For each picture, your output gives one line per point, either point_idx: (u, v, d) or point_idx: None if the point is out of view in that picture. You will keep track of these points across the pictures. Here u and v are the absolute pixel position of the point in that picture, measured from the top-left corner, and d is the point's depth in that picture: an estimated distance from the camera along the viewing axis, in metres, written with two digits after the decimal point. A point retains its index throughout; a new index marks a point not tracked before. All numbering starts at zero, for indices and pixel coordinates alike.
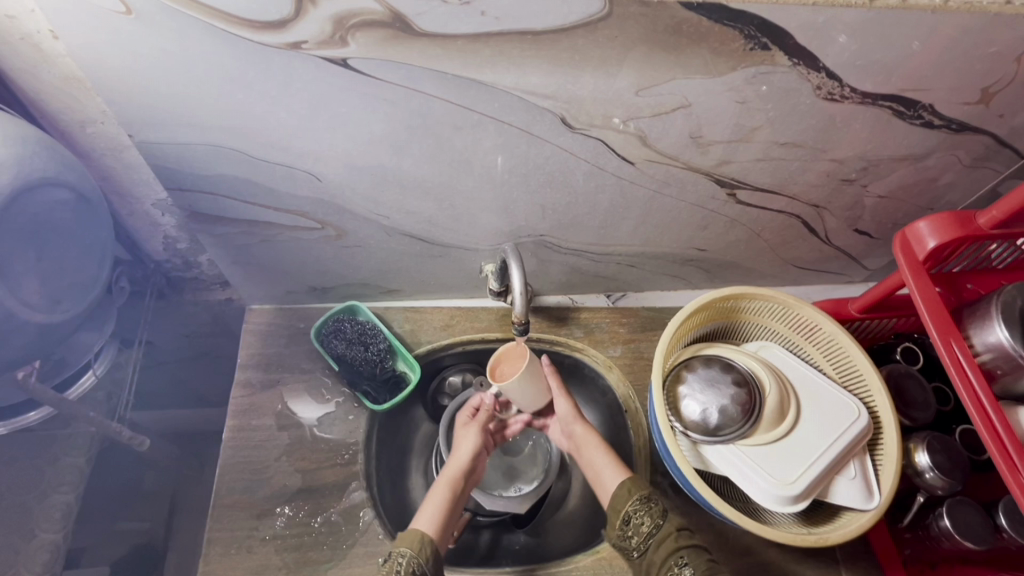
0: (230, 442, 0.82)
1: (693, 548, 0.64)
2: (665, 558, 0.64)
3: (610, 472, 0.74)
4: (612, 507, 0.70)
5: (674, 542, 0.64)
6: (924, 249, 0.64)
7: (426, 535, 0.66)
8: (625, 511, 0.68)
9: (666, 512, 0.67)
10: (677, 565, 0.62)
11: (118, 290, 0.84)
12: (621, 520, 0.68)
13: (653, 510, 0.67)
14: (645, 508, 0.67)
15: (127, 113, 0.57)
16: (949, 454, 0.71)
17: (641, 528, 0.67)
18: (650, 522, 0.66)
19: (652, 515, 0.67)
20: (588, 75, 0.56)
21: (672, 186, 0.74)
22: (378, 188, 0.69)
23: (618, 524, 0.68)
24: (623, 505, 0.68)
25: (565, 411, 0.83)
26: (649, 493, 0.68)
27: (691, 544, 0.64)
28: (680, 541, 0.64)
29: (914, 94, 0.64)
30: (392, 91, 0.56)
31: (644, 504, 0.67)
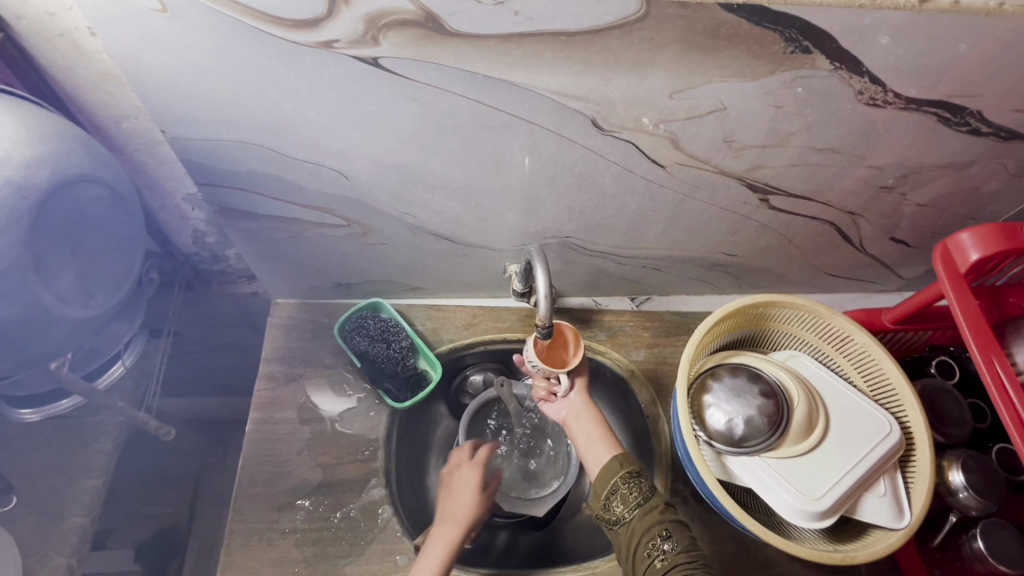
0: (253, 434, 0.83)
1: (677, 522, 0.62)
2: (648, 528, 0.61)
3: (602, 446, 0.71)
4: (599, 477, 0.66)
5: (660, 514, 0.62)
6: (967, 261, 0.62)
7: None
8: (613, 482, 0.65)
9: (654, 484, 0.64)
10: (661, 536, 0.61)
11: (148, 282, 0.84)
12: (608, 490, 0.65)
13: (642, 484, 0.64)
14: (634, 479, 0.64)
15: (160, 110, 0.57)
16: (984, 474, 0.69)
17: (628, 498, 0.64)
18: (637, 494, 0.64)
19: (640, 488, 0.64)
20: (621, 77, 0.55)
21: (703, 191, 0.73)
22: (406, 187, 0.69)
23: (603, 495, 0.65)
24: (612, 476, 0.65)
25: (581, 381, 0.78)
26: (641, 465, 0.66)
27: (675, 517, 0.62)
28: (665, 514, 0.62)
29: (961, 101, 0.62)
30: (421, 91, 0.55)
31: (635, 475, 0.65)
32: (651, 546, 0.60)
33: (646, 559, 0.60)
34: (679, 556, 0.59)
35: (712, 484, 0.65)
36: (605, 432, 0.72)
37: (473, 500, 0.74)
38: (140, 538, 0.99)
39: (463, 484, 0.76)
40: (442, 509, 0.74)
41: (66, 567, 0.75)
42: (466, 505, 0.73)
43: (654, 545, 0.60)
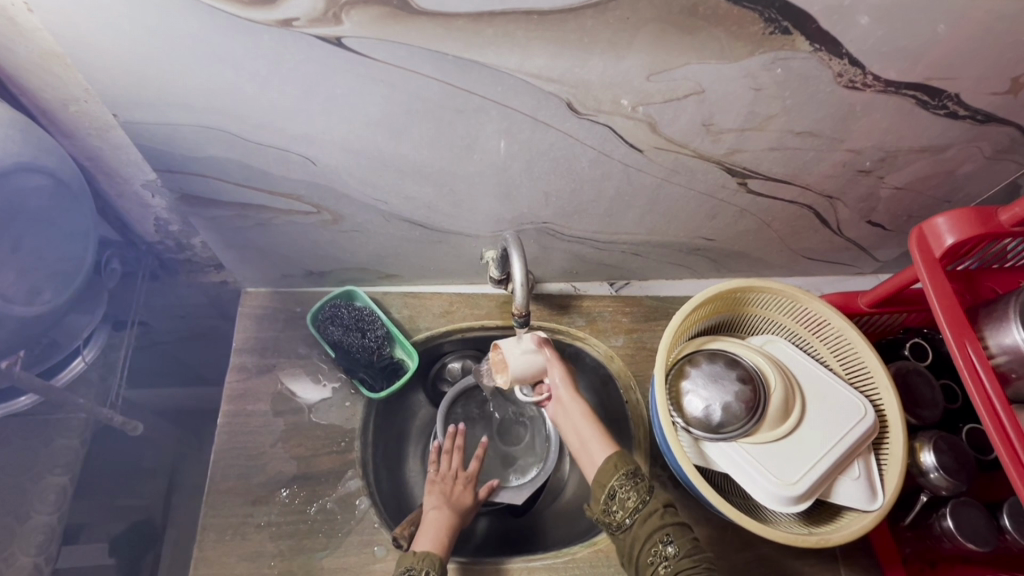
0: (225, 427, 0.81)
1: (679, 524, 0.62)
2: (649, 534, 0.61)
3: (598, 446, 0.70)
4: (596, 482, 0.66)
5: (660, 519, 0.62)
6: (942, 246, 0.62)
7: (435, 552, 0.66)
8: (611, 485, 0.64)
9: (653, 487, 0.64)
10: (663, 542, 0.60)
11: (108, 271, 0.81)
12: (606, 494, 0.64)
13: (640, 485, 0.64)
14: (631, 483, 0.64)
15: (111, 91, 0.54)
16: (956, 455, 0.70)
17: (626, 503, 0.63)
18: (636, 498, 0.63)
19: (638, 490, 0.63)
20: (597, 59, 0.53)
21: (681, 174, 0.71)
22: (376, 172, 0.66)
23: (602, 499, 0.65)
24: (609, 479, 0.65)
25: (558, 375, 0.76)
26: (635, 466, 0.65)
27: (677, 520, 0.62)
28: (666, 518, 0.62)
29: (940, 84, 0.61)
30: (389, 73, 0.53)
31: (632, 478, 0.64)
32: (653, 552, 0.60)
33: (649, 564, 0.60)
34: (683, 561, 0.58)
35: (690, 470, 0.65)
36: (600, 429, 0.72)
37: (466, 494, 0.78)
38: (113, 530, 0.97)
39: (453, 474, 0.80)
40: (436, 496, 0.76)
41: (32, 565, 0.73)
42: (460, 496, 0.77)
43: (656, 551, 0.60)
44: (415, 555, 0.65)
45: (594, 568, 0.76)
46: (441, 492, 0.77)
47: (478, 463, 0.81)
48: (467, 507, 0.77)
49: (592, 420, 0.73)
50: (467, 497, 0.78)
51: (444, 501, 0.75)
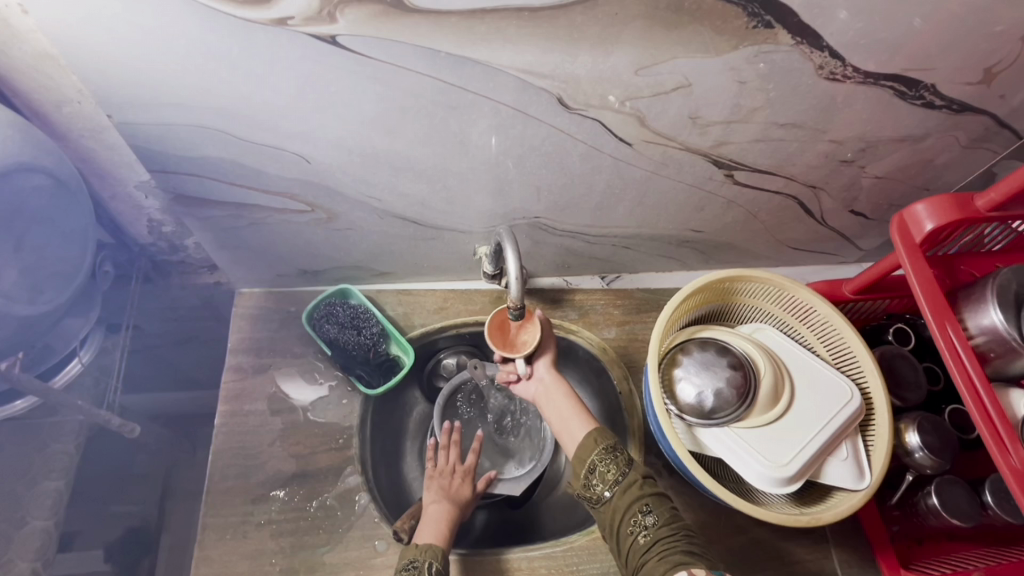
0: (222, 427, 0.81)
1: (657, 495, 0.64)
2: (629, 505, 0.63)
3: (578, 421, 0.72)
4: (575, 459, 0.68)
5: (640, 490, 0.64)
6: (922, 232, 0.64)
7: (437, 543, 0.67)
8: (590, 460, 0.66)
9: (632, 460, 0.66)
10: (642, 511, 0.62)
11: (102, 274, 0.80)
12: (586, 469, 0.66)
13: (619, 459, 0.66)
14: (611, 457, 0.66)
15: (106, 92, 0.55)
16: (939, 434, 0.72)
17: (607, 476, 0.65)
18: (615, 471, 0.65)
19: (617, 463, 0.66)
20: (586, 54, 0.54)
21: (669, 167, 0.73)
22: (370, 169, 0.67)
23: (583, 474, 0.66)
24: (589, 454, 0.67)
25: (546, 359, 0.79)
26: (615, 441, 0.67)
27: (654, 491, 0.64)
28: (644, 489, 0.64)
29: (916, 74, 0.63)
30: (383, 71, 0.54)
31: (612, 452, 0.66)
32: (633, 522, 0.62)
33: (629, 534, 0.62)
34: (662, 528, 0.60)
35: (684, 454, 0.67)
36: (580, 407, 0.74)
37: (467, 493, 0.78)
38: (110, 536, 0.96)
39: (450, 467, 0.80)
40: (435, 492, 0.76)
41: (31, 570, 0.73)
42: (457, 488, 0.78)
43: (636, 521, 0.62)
44: (418, 549, 0.66)
45: (593, 556, 0.77)
46: (440, 487, 0.77)
47: (474, 456, 0.82)
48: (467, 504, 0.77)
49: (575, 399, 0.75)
50: (467, 492, 0.78)
51: (443, 495, 0.76)
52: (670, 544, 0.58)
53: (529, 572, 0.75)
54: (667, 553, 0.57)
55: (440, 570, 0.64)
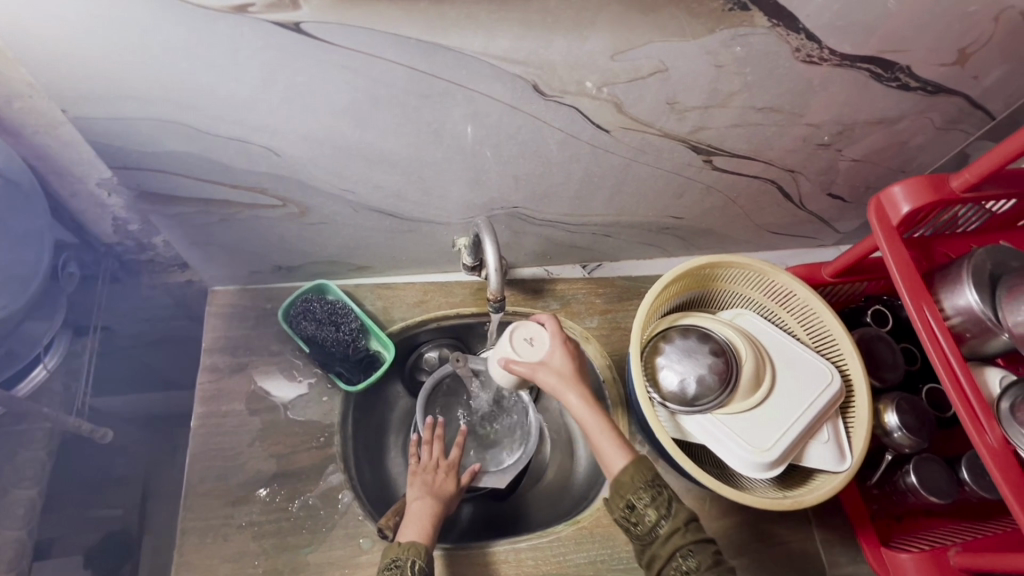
0: (199, 429, 0.79)
1: (701, 537, 0.59)
2: (669, 552, 0.58)
3: (614, 451, 0.63)
4: (611, 491, 0.62)
5: (682, 537, 0.58)
6: (898, 214, 0.64)
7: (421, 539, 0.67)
8: (629, 498, 0.60)
9: (673, 501, 0.60)
10: (684, 557, 0.58)
11: (66, 276, 0.77)
12: (624, 505, 0.61)
13: (659, 500, 0.60)
14: (650, 495, 0.60)
15: (58, 85, 0.52)
16: (916, 414, 0.73)
17: (646, 517, 0.60)
18: (655, 513, 0.59)
19: (657, 504, 0.60)
20: (560, 39, 0.53)
21: (648, 154, 0.72)
22: (343, 161, 0.65)
23: (620, 508, 0.61)
24: (626, 492, 0.60)
25: (551, 378, 0.66)
26: (654, 476, 0.61)
27: (698, 533, 0.59)
28: (688, 536, 0.58)
29: (892, 56, 0.63)
30: (352, 59, 0.52)
31: (652, 489, 0.60)
32: (673, 569, 0.58)
33: None
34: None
35: (667, 442, 0.67)
36: (614, 430, 0.64)
37: (451, 489, 0.77)
38: (89, 542, 0.94)
39: (434, 467, 0.79)
40: (421, 488, 0.76)
41: None
42: (444, 486, 0.77)
43: (676, 568, 0.57)
44: (400, 547, 0.66)
45: (579, 546, 0.77)
46: (424, 484, 0.76)
47: (458, 450, 0.80)
48: (451, 501, 0.76)
49: (610, 423, 0.65)
50: (451, 488, 0.77)
51: (427, 491, 0.75)
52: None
53: (516, 564, 0.75)
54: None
55: (423, 567, 0.64)
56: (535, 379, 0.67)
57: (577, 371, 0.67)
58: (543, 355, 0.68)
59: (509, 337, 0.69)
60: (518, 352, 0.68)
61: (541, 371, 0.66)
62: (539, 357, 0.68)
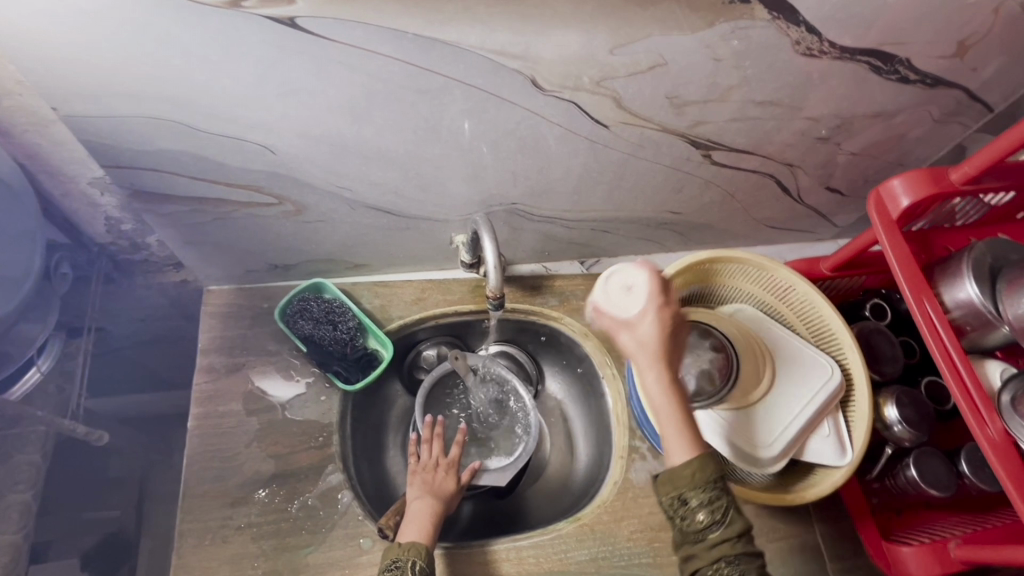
0: (196, 430, 0.79)
1: (752, 554, 0.52)
2: (712, 557, 0.51)
3: (677, 443, 0.55)
4: (664, 479, 0.55)
5: (731, 547, 0.51)
6: (898, 208, 0.64)
7: (421, 540, 0.66)
8: (682, 491, 0.53)
9: (731, 509, 0.52)
10: (727, 570, 0.51)
11: (59, 277, 0.77)
12: (675, 497, 0.54)
13: (715, 502, 0.52)
14: (707, 497, 0.53)
15: (47, 83, 0.51)
16: (916, 407, 0.73)
17: (695, 516, 0.53)
18: (707, 514, 0.52)
19: (712, 506, 0.52)
20: (559, 33, 0.52)
21: (647, 149, 0.72)
22: (339, 158, 0.64)
23: (670, 498, 0.54)
24: (681, 485, 0.53)
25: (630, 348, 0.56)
26: (716, 478, 0.53)
27: (751, 549, 0.52)
28: (738, 548, 0.51)
29: (891, 49, 0.63)
30: (349, 54, 0.51)
31: (711, 491, 0.53)
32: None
33: None
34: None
35: None
36: (684, 420, 0.55)
37: (452, 488, 0.76)
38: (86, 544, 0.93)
39: (433, 465, 0.78)
40: (420, 487, 0.75)
41: None
42: (444, 485, 0.76)
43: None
44: (400, 547, 0.65)
45: (580, 543, 0.77)
46: (424, 484, 0.76)
47: (458, 448, 0.80)
48: (452, 498, 0.76)
49: (684, 412, 0.55)
50: (451, 487, 0.76)
51: (426, 490, 0.75)
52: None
53: (517, 561, 0.75)
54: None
55: (423, 567, 0.63)
56: (615, 339, 0.57)
57: (666, 343, 0.55)
58: (633, 314, 0.56)
59: (602, 281, 0.58)
60: (611, 300, 0.57)
61: (624, 333, 0.56)
62: (628, 314, 0.56)
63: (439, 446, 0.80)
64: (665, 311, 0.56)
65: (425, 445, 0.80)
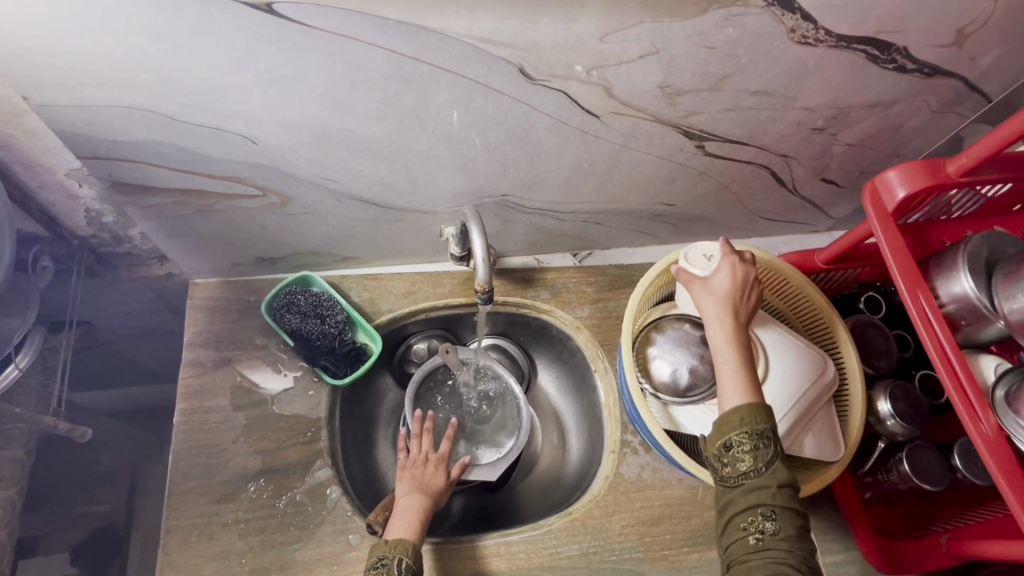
0: (182, 426, 0.78)
1: (791, 505, 0.55)
2: (750, 504, 0.56)
3: (733, 382, 0.60)
4: (716, 424, 0.60)
5: (770, 496, 0.55)
6: (894, 200, 0.62)
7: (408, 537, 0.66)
8: (730, 438, 0.58)
9: (775, 460, 0.56)
10: (763, 516, 0.55)
11: (39, 270, 0.76)
12: (722, 445, 0.58)
13: (760, 453, 0.56)
14: (753, 445, 0.57)
15: (15, 71, 0.49)
16: (909, 401, 0.73)
17: (739, 464, 0.57)
18: (751, 463, 0.56)
19: (756, 456, 0.56)
20: (546, 19, 0.51)
21: (639, 140, 0.70)
22: (323, 149, 0.63)
23: (717, 446, 0.59)
24: (729, 431, 0.58)
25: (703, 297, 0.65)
26: (767, 429, 0.57)
27: (790, 499, 0.55)
28: (777, 499, 0.55)
29: (888, 37, 0.62)
30: (330, 41, 0.50)
31: (757, 440, 0.57)
32: (749, 521, 0.55)
33: (739, 530, 0.56)
34: (779, 543, 0.53)
35: (659, 435, 0.68)
36: (743, 364, 0.61)
37: (441, 484, 0.76)
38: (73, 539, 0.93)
39: (422, 461, 0.78)
40: (409, 483, 0.75)
41: None
42: (433, 480, 0.76)
43: (752, 522, 0.55)
44: (387, 545, 0.65)
45: (571, 538, 0.76)
46: (413, 480, 0.75)
47: (448, 444, 0.80)
48: (442, 493, 0.75)
49: (743, 357, 0.61)
50: (441, 482, 0.76)
51: (415, 486, 0.74)
52: (782, 567, 0.52)
53: (508, 556, 0.74)
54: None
55: (410, 564, 0.63)
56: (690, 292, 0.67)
57: (735, 296, 0.64)
58: (709, 272, 0.67)
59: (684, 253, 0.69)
60: (694, 264, 0.68)
61: (698, 287, 0.66)
62: (706, 273, 0.67)
63: (428, 441, 0.80)
64: (738, 272, 0.66)
65: (413, 440, 0.80)
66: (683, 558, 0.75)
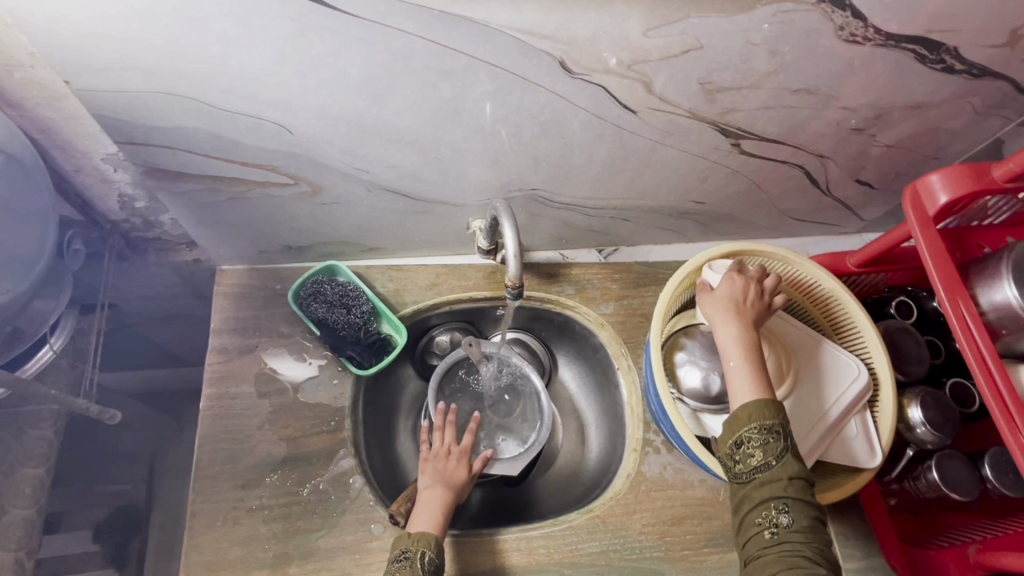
0: (208, 411, 0.78)
1: (803, 497, 0.55)
2: (764, 498, 0.55)
3: (742, 384, 0.60)
4: (727, 423, 0.60)
5: (781, 489, 0.55)
6: (935, 205, 0.61)
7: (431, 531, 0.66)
8: (741, 434, 0.58)
9: (785, 453, 0.56)
10: (777, 509, 0.55)
11: (72, 252, 0.76)
12: (733, 442, 0.58)
13: (770, 446, 0.56)
14: (762, 439, 0.57)
15: (59, 55, 0.49)
16: (941, 409, 0.71)
17: (750, 459, 0.57)
18: (761, 457, 0.57)
19: (767, 449, 0.56)
20: (591, 13, 0.50)
21: (675, 136, 0.69)
22: (358, 139, 0.63)
23: (729, 444, 0.59)
24: (739, 429, 0.58)
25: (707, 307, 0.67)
26: (776, 423, 0.57)
27: (802, 491, 0.55)
28: (788, 491, 0.55)
29: (939, 36, 0.60)
30: (373, 31, 0.49)
31: (766, 434, 0.57)
32: (763, 515, 0.55)
33: (755, 526, 0.56)
34: (794, 536, 0.53)
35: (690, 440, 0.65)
36: (752, 365, 0.61)
37: (462, 477, 0.76)
38: (96, 516, 0.95)
39: (444, 453, 0.78)
40: (431, 475, 0.75)
41: (14, 560, 0.72)
42: (455, 473, 0.76)
43: (767, 516, 0.55)
44: (410, 538, 0.65)
45: (591, 534, 0.76)
46: (435, 473, 0.75)
47: (470, 436, 0.80)
48: (464, 486, 0.75)
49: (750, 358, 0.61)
50: (462, 475, 0.76)
51: (438, 479, 0.74)
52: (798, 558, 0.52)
53: (528, 552, 0.74)
54: (792, 567, 0.52)
55: (432, 557, 0.63)
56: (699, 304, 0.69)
57: (740, 302, 0.65)
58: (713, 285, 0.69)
59: (708, 264, 0.72)
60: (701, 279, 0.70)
61: (706, 293, 0.68)
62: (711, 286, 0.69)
63: (451, 433, 0.80)
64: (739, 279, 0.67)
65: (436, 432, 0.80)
66: (704, 559, 0.75)
